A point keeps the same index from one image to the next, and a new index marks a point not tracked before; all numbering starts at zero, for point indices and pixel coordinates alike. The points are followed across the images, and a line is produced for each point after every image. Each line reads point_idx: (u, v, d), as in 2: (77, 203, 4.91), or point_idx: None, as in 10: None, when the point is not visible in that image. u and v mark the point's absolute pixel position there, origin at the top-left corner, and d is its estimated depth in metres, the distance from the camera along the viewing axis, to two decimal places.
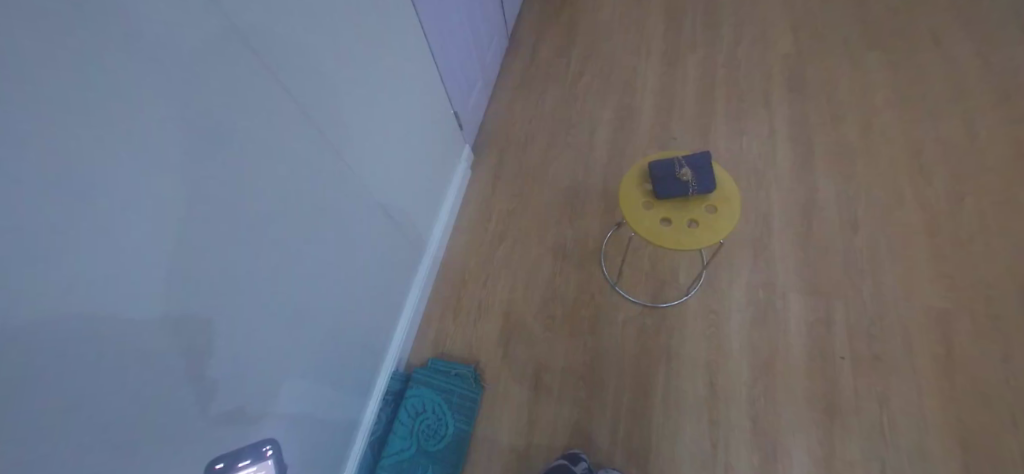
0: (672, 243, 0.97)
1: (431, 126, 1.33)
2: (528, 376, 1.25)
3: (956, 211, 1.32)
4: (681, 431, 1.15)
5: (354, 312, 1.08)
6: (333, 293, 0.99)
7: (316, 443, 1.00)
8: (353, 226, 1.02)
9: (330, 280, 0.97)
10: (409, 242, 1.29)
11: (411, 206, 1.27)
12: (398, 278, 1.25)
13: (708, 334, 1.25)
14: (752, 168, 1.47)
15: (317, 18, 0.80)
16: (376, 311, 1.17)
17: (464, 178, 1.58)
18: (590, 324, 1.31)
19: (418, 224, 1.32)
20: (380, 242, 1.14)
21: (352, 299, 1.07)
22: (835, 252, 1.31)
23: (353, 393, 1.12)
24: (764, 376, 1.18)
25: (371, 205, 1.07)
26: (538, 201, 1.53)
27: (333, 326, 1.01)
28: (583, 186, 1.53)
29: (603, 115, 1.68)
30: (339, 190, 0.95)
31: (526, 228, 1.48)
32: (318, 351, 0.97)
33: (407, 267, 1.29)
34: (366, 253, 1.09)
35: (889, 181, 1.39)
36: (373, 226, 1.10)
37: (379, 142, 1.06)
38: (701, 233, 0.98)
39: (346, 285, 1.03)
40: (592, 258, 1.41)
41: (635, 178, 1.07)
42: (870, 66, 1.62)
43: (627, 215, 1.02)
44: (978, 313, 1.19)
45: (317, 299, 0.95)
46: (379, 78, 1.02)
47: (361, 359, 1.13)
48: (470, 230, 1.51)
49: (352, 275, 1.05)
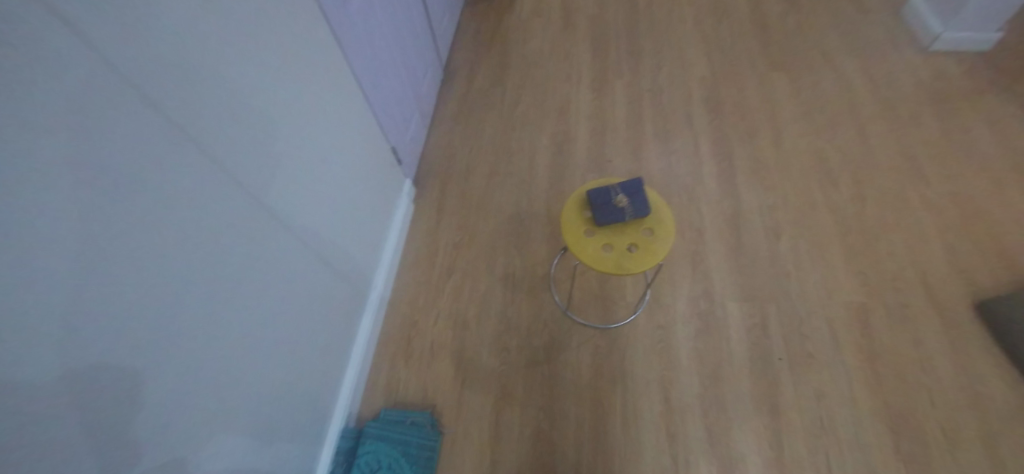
0: (615, 267, 1.00)
1: (370, 161, 1.31)
2: (487, 413, 1.23)
3: (861, 211, 1.46)
4: (643, 450, 1.16)
5: (299, 363, 1.02)
6: (277, 346, 0.94)
7: None
8: (293, 274, 0.97)
9: (274, 329, 0.92)
10: (355, 279, 1.25)
11: (353, 245, 1.24)
12: (342, 322, 1.20)
13: (658, 349, 1.29)
14: (682, 185, 1.56)
15: (242, 63, 0.77)
16: (323, 359, 1.12)
17: (408, 213, 1.55)
18: (546, 352, 1.31)
19: (362, 260, 1.29)
20: (323, 287, 1.10)
21: (297, 349, 1.01)
22: (763, 258, 1.40)
23: (301, 448, 1.05)
24: (713, 384, 1.23)
25: (312, 248, 1.03)
26: (484, 231, 1.52)
27: (278, 381, 0.95)
28: (527, 213, 1.55)
29: (541, 142, 1.72)
30: (277, 238, 0.90)
31: (475, 260, 1.47)
32: (263, 411, 0.91)
33: (352, 305, 1.25)
34: (308, 300, 1.04)
35: (803, 188, 1.52)
36: (315, 271, 1.05)
37: (316, 184, 1.03)
38: (641, 256, 1.01)
39: (289, 336, 0.98)
40: (541, 285, 1.42)
41: (575, 207, 1.10)
42: (776, 85, 1.78)
43: (570, 244, 1.04)
44: (889, 303, 1.30)
45: (260, 353, 0.89)
46: (313, 119, 0.99)
47: (308, 408, 1.06)
48: (416, 266, 1.48)
49: (295, 323, 0.99)
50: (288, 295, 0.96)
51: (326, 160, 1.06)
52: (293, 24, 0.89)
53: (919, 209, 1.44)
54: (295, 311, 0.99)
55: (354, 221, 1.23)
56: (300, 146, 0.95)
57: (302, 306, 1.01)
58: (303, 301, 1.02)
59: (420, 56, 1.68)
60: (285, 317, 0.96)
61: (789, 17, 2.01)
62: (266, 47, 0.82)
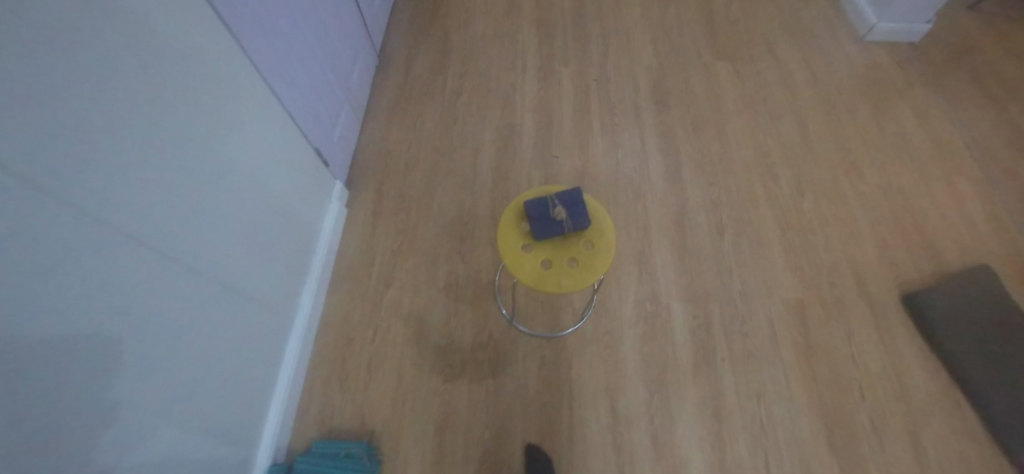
0: (553, 286, 0.96)
1: (290, 163, 1.21)
2: (430, 436, 1.19)
3: (800, 206, 1.47)
4: (589, 461, 1.16)
5: (205, 403, 0.95)
6: (170, 392, 0.86)
7: None
8: (183, 310, 0.88)
9: (170, 355, 0.86)
10: (276, 290, 1.18)
11: (267, 264, 1.14)
12: (260, 347, 1.12)
13: (605, 356, 1.27)
14: (629, 182, 1.52)
15: (63, 85, 0.66)
16: (240, 379, 1.05)
17: (342, 215, 1.45)
18: (490, 365, 1.27)
19: (283, 270, 1.21)
20: (229, 315, 1.01)
21: (199, 389, 0.93)
22: (707, 257, 1.39)
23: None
24: (659, 389, 1.23)
25: (207, 277, 0.94)
26: (423, 236, 1.43)
27: (177, 427, 0.88)
28: (471, 215, 1.47)
29: (484, 137, 1.62)
30: (152, 275, 0.81)
31: (414, 268, 1.38)
32: (162, 444, 0.85)
33: (275, 319, 1.17)
34: (209, 334, 0.95)
35: (747, 183, 1.51)
36: (215, 301, 0.97)
37: (208, 207, 0.93)
38: (581, 272, 0.97)
39: (188, 377, 0.90)
40: (485, 293, 1.35)
41: (512, 219, 1.04)
42: (721, 76, 1.76)
43: (507, 261, 0.99)
44: (824, 299, 1.32)
45: (145, 403, 0.81)
46: (193, 134, 0.88)
47: (224, 434, 1.01)
48: (350, 278, 1.38)
49: (194, 362, 0.91)
50: (179, 333, 0.87)
51: (221, 178, 0.96)
52: (145, 26, 0.77)
53: (853, 203, 1.47)
54: (192, 348, 0.91)
55: (267, 238, 1.13)
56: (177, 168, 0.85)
57: (201, 342, 0.93)
58: (202, 336, 0.93)
59: (348, 43, 1.53)
60: (186, 340, 0.89)
61: (734, 3, 1.99)
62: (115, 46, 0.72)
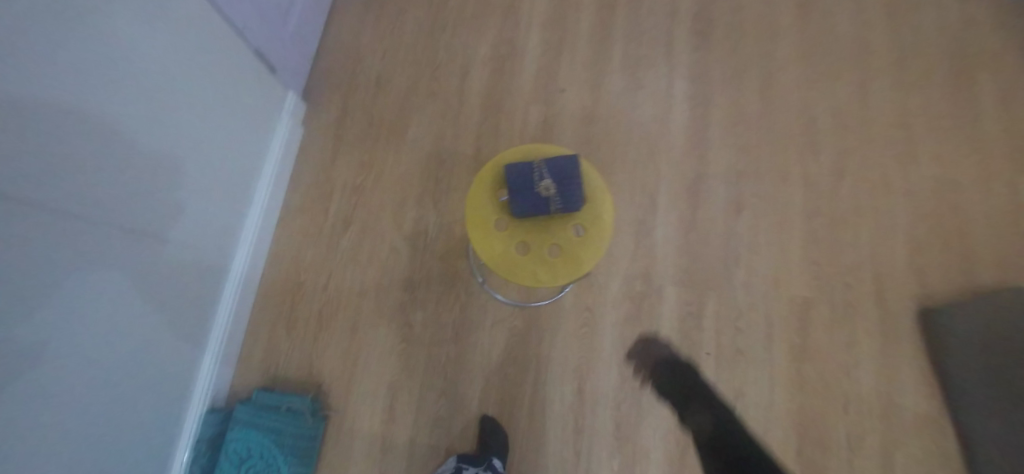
0: (529, 279, 0.88)
1: (226, 67, 0.97)
2: (381, 396, 1.11)
3: (835, 189, 1.26)
4: (546, 441, 1.09)
5: (118, 382, 0.82)
6: (65, 381, 0.72)
7: None
8: (76, 288, 0.71)
9: (88, 300, 0.74)
10: (214, 221, 1.02)
11: (192, 216, 0.96)
12: (188, 310, 0.98)
13: (580, 334, 1.16)
14: (643, 135, 1.28)
15: None
16: (174, 320, 0.94)
17: (293, 132, 1.24)
18: (453, 329, 1.15)
19: (222, 196, 1.04)
20: (155, 257, 0.87)
21: (108, 369, 0.80)
22: (716, 237, 1.21)
23: (153, 427, 0.93)
24: (632, 377, 1.13)
25: (104, 245, 0.76)
26: (393, 174, 1.24)
27: (80, 416, 0.76)
28: (451, 154, 1.25)
29: (478, 53, 1.33)
30: (23, 252, 0.63)
31: (379, 210, 1.22)
32: (86, 398, 0.76)
33: (214, 253, 1.04)
34: (114, 309, 0.80)
35: (780, 153, 1.28)
36: (119, 271, 0.79)
37: (96, 158, 0.72)
38: (562, 263, 0.89)
39: (89, 361, 0.76)
40: (457, 249, 1.20)
41: (489, 188, 0.95)
42: (779, 9, 1.41)
43: (478, 240, 0.91)
44: (836, 301, 1.17)
45: (34, 399, 0.67)
46: (63, 61, 0.65)
47: (157, 380, 0.92)
48: (307, 213, 1.22)
49: (96, 343, 0.77)
50: (73, 315, 0.72)
51: (113, 118, 0.74)
52: None
53: (896, 191, 1.26)
54: (91, 329, 0.75)
55: (190, 186, 0.93)
56: (42, 110, 0.63)
57: (109, 313, 0.78)
58: (103, 313, 0.77)
59: None
60: (103, 282, 0.76)
61: None
62: None
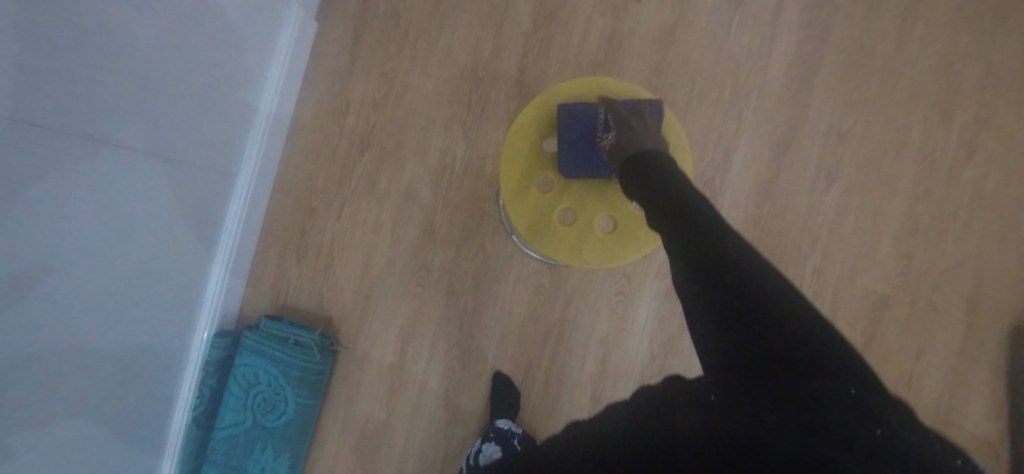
0: (569, 254, 0.75)
1: None
2: (393, 338, 1.05)
3: (958, 168, 1.01)
4: (559, 405, 1.04)
5: (120, 305, 0.76)
6: (53, 320, 0.65)
7: (113, 411, 0.80)
8: (47, 220, 0.60)
9: (85, 221, 0.66)
10: (217, 128, 0.88)
11: (190, 128, 0.81)
12: (187, 232, 0.88)
13: (613, 302, 1.04)
14: (731, 72, 1.02)
15: None
16: (176, 237, 0.85)
17: (306, 22, 1.02)
18: (474, 279, 1.05)
19: (225, 98, 0.88)
20: (150, 172, 0.75)
21: (102, 300, 0.73)
22: (794, 211, 1.01)
23: (160, 346, 0.89)
24: (663, 354, 1.03)
25: (80, 168, 0.63)
26: (420, 90, 1.04)
27: (77, 349, 0.70)
28: (489, 73, 1.04)
29: None
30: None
31: (400, 133, 1.05)
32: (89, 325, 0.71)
33: (217, 164, 0.91)
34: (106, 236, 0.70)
35: (899, 114, 1.02)
36: (98, 195, 0.67)
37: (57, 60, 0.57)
38: (613, 241, 0.75)
39: (82, 294, 0.69)
40: (486, 190, 1.04)
41: (533, 135, 0.78)
42: None
43: (515, 201, 0.77)
44: (918, 302, 1.00)
45: (22, 343, 0.60)
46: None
47: (160, 300, 0.86)
48: (320, 129, 1.06)
49: (81, 276, 0.68)
50: (49, 248, 0.61)
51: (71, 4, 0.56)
52: None
53: None
54: (73, 262, 0.66)
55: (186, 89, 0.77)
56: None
57: (110, 233, 0.71)
58: (85, 244, 0.67)
59: None
60: (99, 201, 0.68)
61: None
62: None
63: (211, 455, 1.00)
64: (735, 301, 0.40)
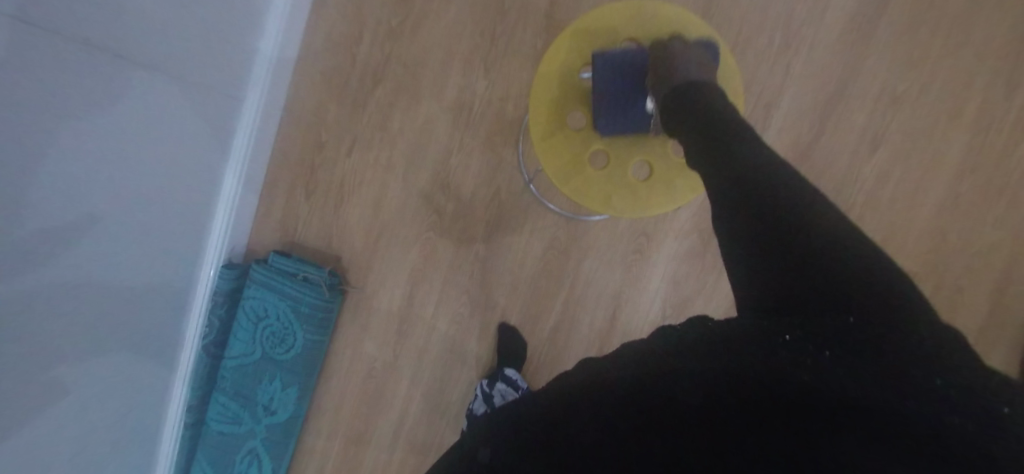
0: (600, 201, 0.71)
1: None
2: (402, 282, 1.04)
3: (1013, 142, 0.94)
4: (566, 358, 1.05)
5: (136, 237, 0.77)
6: (58, 238, 0.63)
7: (129, 337, 0.82)
8: (34, 133, 0.56)
9: (112, 155, 0.67)
10: (224, 50, 0.82)
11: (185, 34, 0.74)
12: (191, 153, 0.83)
13: (629, 260, 1.01)
14: (782, 18, 0.92)
15: None
16: (190, 167, 0.84)
17: None
18: (487, 228, 1.02)
19: (230, 17, 0.80)
20: (161, 100, 0.73)
21: (101, 216, 0.69)
22: (829, 178, 0.96)
23: (171, 276, 0.89)
24: (674, 315, 1.02)
25: (92, 99, 0.62)
26: (439, 18, 0.96)
27: (76, 265, 0.67)
28: (516, 2, 0.94)
29: None
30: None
31: (416, 67, 0.97)
32: (106, 256, 0.72)
33: (227, 89, 0.86)
34: (131, 169, 0.71)
35: (961, 78, 0.93)
36: (94, 104, 0.63)
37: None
38: (648, 190, 0.71)
39: (108, 225, 0.70)
40: (506, 135, 0.98)
41: (567, 69, 0.72)
42: None
43: (543, 142, 0.72)
44: (944, 282, 0.97)
45: (11, 256, 0.57)
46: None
47: (171, 232, 0.85)
48: (330, 56, 0.98)
49: (102, 206, 0.68)
50: (28, 153, 0.56)
51: None
52: None
53: None
54: (62, 171, 0.61)
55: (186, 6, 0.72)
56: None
57: (135, 164, 0.72)
58: (82, 158, 0.63)
59: None
60: (121, 136, 0.68)
61: None
62: None
63: (220, 383, 1.03)
64: (795, 238, 0.39)
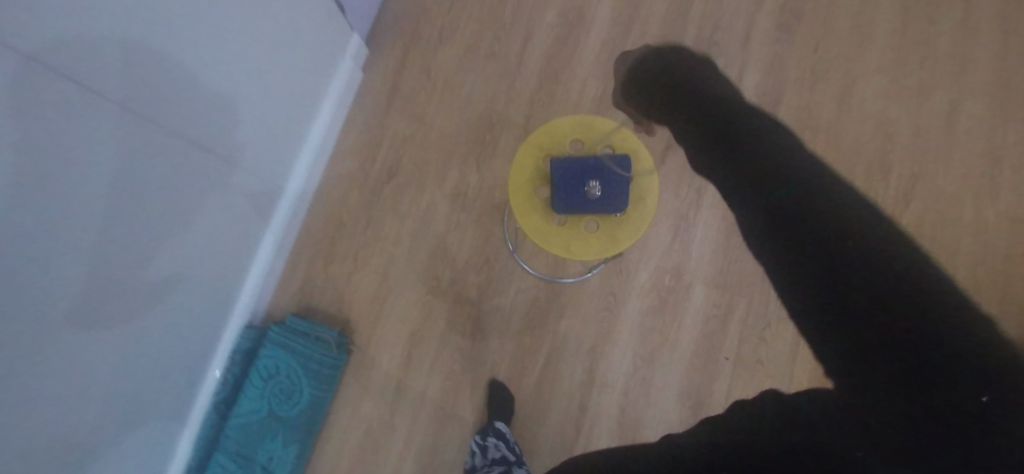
0: (559, 249, 1.00)
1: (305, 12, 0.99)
2: (402, 341, 1.17)
3: (897, 214, 1.18)
4: (550, 410, 1.13)
5: (205, 292, 1.00)
6: (166, 286, 0.88)
7: (177, 377, 1.00)
8: (177, 211, 0.85)
9: (210, 230, 0.95)
10: (286, 158, 1.13)
11: (262, 145, 1.02)
12: (250, 228, 1.08)
13: (601, 318, 1.16)
14: None
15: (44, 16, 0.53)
16: (249, 240, 1.09)
17: (354, 75, 1.25)
18: (478, 290, 1.19)
19: (294, 135, 1.13)
20: (245, 193, 1.02)
21: (184, 270, 0.91)
22: None
23: (214, 330, 1.07)
24: (645, 367, 1.14)
25: (211, 192, 0.92)
26: (442, 129, 1.25)
27: (163, 308, 0.90)
28: (501, 117, 1.25)
29: (545, 18, 1.29)
30: (159, 206, 0.80)
31: (423, 164, 1.24)
32: (184, 305, 0.95)
33: (285, 185, 1.15)
34: (216, 240, 0.98)
35: (844, 167, 1.21)
36: (211, 195, 0.92)
37: (173, 74, 0.74)
38: (593, 243, 1.00)
39: (192, 280, 0.95)
40: (494, 214, 1.21)
41: (533, 153, 1.03)
42: (878, 7, 1.28)
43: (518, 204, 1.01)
44: None
45: (138, 295, 0.82)
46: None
47: (225, 292, 1.07)
48: (355, 158, 1.25)
49: (193, 267, 0.94)
50: (169, 226, 0.84)
51: (211, 81, 0.82)
52: None
53: (962, 225, 1.17)
54: (166, 234, 0.84)
55: (272, 130, 1.04)
56: (132, 19, 0.63)
57: (220, 236, 0.99)
58: (195, 231, 0.91)
59: None
60: (219, 216, 0.96)
61: None
62: None
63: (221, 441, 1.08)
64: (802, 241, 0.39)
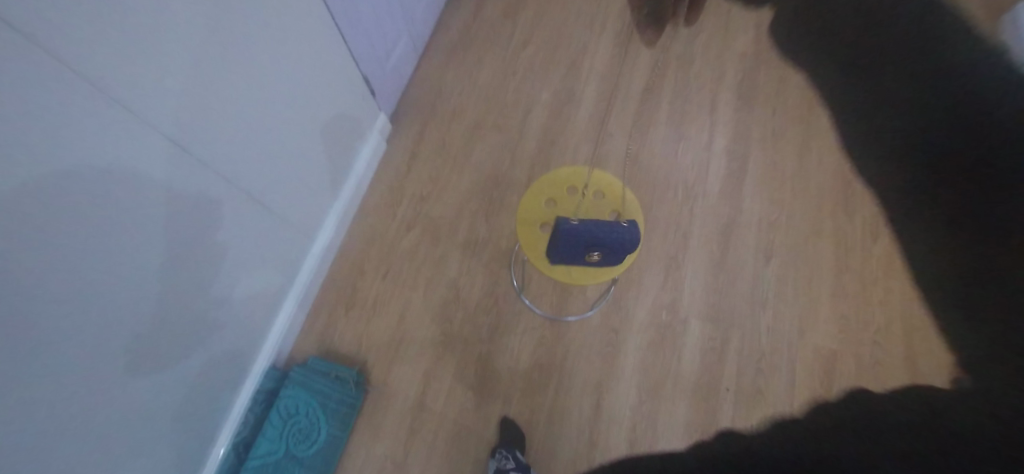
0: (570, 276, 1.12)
1: (342, 97, 1.22)
2: (416, 381, 1.23)
3: None
4: (560, 446, 1.16)
5: (245, 332, 1.12)
6: (216, 322, 1.01)
7: (212, 414, 1.08)
8: (236, 255, 1.01)
9: (256, 275, 1.10)
10: (322, 217, 1.30)
11: (303, 205, 1.20)
12: (287, 278, 1.22)
13: (604, 353, 1.23)
14: (682, 180, 1.40)
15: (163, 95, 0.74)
16: (285, 289, 1.23)
17: (379, 147, 1.45)
18: (489, 330, 1.27)
19: (329, 197, 1.31)
20: (287, 245, 1.18)
21: (232, 309, 1.05)
22: (742, 281, 1.29)
23: (246, 371, 1.16)
24: (651, 400, 1.18)
25: (261, 241, 1.08)
26: (454, 189, 1.43)
27: (211, 343, 1.01)
28: (506, 177, 1.43)
29: (541, 98, 1.53)
30: (222, 248, 0.96)
31: (437, 219, 1.39)
32: (226, 342, 1.06)
33: (320, 241, 1.31)
34: (259, 285, 1.12)
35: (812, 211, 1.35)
36: (262, 244, 1.08)
37: (246, 142, 0.94)
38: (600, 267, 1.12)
39: (236, 319, 1.07)
40: (501, 260, 1.34)
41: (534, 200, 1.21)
42: None
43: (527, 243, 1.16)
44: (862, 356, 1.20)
45: (195, 326, 0.95)
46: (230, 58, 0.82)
47: (260, 335, 1.18)
48: (377, 215, 1.41)
49: (238, 307, 1.07)
50: (228, 267, 0.99)
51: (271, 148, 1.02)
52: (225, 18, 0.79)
53: None
54: (224, 274, 0.99)
55: (312, 192, 1.22)
56: (221, 100, 0.84)
57: (262, 282, 1.13)
58: (245, 275, 1.05)
59: None
60: (264, 264, 1.11)
61: None
62: (197, 40, 0.75)
63: None
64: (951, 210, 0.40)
